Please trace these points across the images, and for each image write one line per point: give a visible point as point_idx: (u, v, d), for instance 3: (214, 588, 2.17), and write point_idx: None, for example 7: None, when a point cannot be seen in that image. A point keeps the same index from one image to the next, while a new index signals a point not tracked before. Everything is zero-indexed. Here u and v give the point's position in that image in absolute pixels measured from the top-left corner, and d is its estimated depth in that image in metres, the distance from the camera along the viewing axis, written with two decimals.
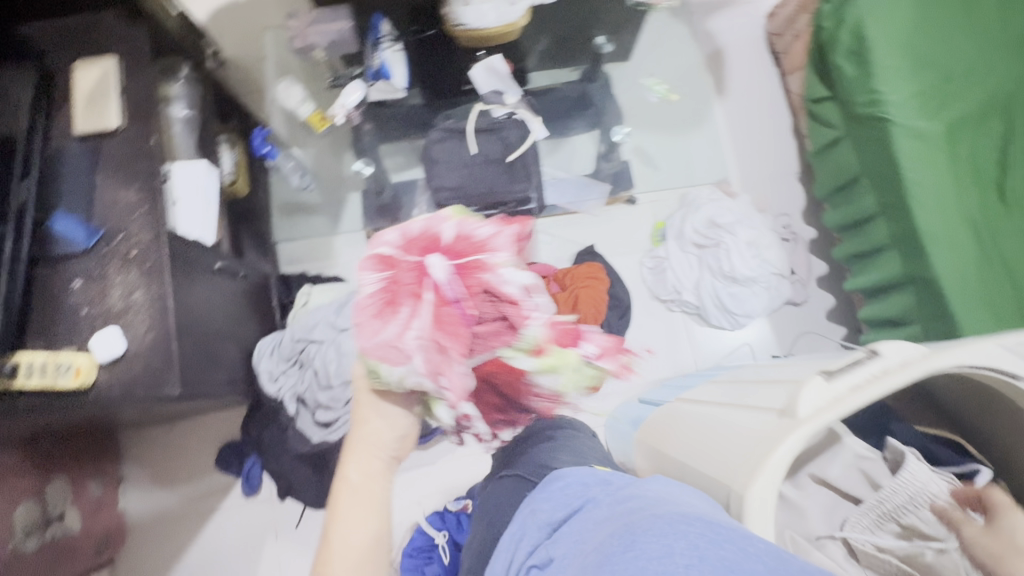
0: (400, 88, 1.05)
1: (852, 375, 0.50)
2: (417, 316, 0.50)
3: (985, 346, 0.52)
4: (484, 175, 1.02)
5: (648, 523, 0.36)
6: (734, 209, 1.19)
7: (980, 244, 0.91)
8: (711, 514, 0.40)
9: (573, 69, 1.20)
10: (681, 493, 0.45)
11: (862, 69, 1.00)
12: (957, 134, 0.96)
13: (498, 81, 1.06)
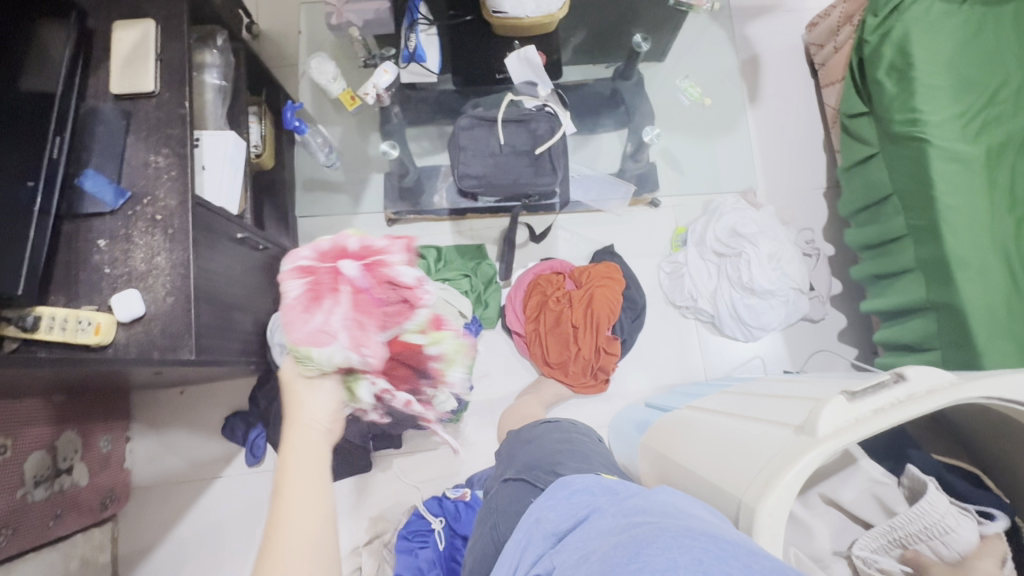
0: (434, 72, 1.06)
1: (875, 397, 0.49)
2: (338, 304, 0.56)
3: (1014, 379, 0.51)
4: (510, 165, 1.01)
5: (654, 536, 0.36)
6: (758, 220, 1.17)
7: (1010, 275, 0.89)
8: (716, 529, 0.39)
9: (608, 66, 1.18)
10: (688, 507, 0.44)
11: (902, 87, 0.98)
12: (997, 159, 0.94)
13: (531, 72, 1.05)
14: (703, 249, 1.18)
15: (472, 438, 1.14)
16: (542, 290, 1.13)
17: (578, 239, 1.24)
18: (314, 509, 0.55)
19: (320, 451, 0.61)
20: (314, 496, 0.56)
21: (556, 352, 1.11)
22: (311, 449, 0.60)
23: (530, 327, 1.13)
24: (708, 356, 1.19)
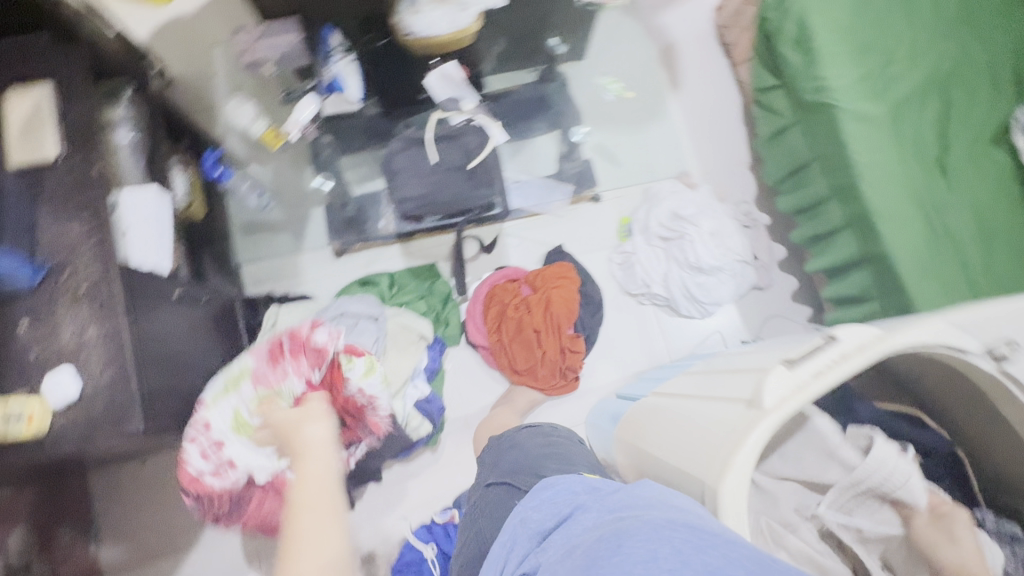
0: (355, 101, 1.03)
1: (812, 362, 0.52)
2: (276, 358, 0.87)
3: (937, 324, 0.54)
4: (450, 182, 1.07)
5: (635, 528, 0.37)
6: (696, 200, 1.21)
7: (926, 219, 0.95)
8: (698, 519, 0.40)
9: (530, 71, 1.21)
10: (670, 500, 0.45)
11: (807, 58, 1.03)
12: (900, 115, 1.00)
13: (453, 89, 1.06)
14: (649, 238, 1.20)
15: (452, 459, 1.13)
16: (500, 300, 1.14)
17: (527, 243, 1.23)
18: (336, 499, 0.68)
19: (329, 473, 0.71)
20: (326, 509, 0.66)
21: (523, 360, 1.11)
22: (321, 473, 0.71)
23: (493, 338, 1.13)
24: (670, 337, 1.22)
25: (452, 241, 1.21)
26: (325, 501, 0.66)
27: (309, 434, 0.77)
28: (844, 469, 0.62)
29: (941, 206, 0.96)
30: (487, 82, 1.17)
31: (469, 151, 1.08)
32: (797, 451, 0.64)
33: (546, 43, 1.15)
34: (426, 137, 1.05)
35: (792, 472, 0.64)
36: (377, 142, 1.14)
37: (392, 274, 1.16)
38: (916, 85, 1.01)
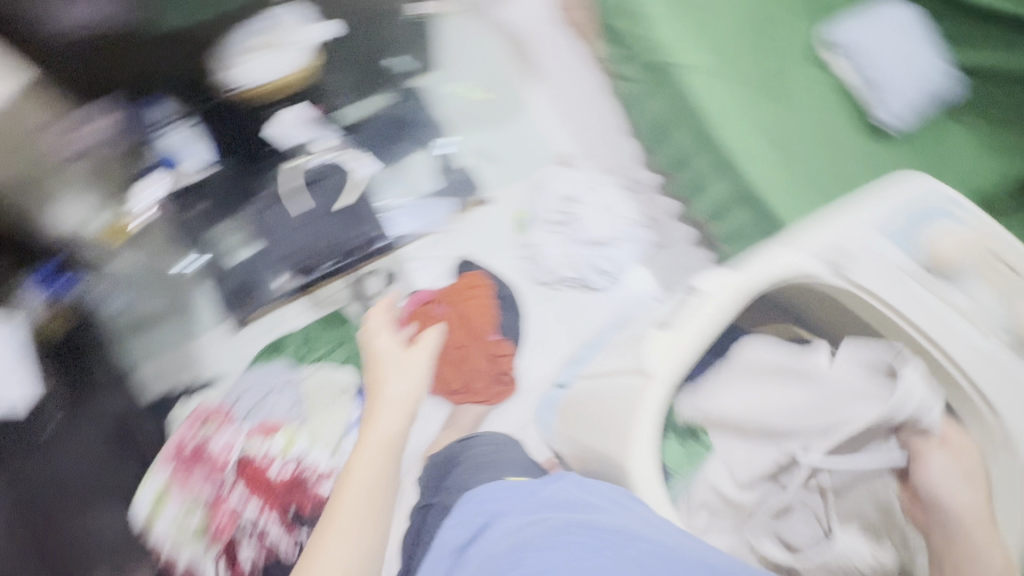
0: (193, 172, 1.08)
1: (686, 318, 0.73)
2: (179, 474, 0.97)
3: (772, 254, 0.77)
4: (325, 226, 1.15)
5: (533, 536, 0.54)
6: (580, 179, 1.25)
7: (777, 150, 1.06)
8: (595, 518, 0.57)
9: (383, 95, 1.23)
10: (607, 505, 0.61)
11: (637, 27, 1.11)
12: (730, 59, 1.09)
13: (305, 129, 1.14)
14: (546, 227, 1.23)
15: None
16: (415, 327, 1.12)
17: (428, 265, 1.20)
18: (380, 494, 0.90)
19: (389, 459, 0.94)
20: (371, 502, 0.88)
21: (453, 376, 1.11)
22: (378, 460, 0.92)
23: None
24: (596, 320, 1.17)
25: (350, 283, 1.15)
26: (373, 493, 0.89)
27: (380, 428, 0.95)
28: (805, 385, 0.77)
29: (789, 132, 1.07)
30: (343, 114, 1.20)
31: (334, 191, 1.17)
32: (752, 369, 0.83)
33: (386, 65, 1.22)
34: (289, 185, 1.14)
35: (755, 392, 0.80)
36: (246, 203, 1.14)
37: (303, 330, 1.11)
38: (735, 27, 1.09)
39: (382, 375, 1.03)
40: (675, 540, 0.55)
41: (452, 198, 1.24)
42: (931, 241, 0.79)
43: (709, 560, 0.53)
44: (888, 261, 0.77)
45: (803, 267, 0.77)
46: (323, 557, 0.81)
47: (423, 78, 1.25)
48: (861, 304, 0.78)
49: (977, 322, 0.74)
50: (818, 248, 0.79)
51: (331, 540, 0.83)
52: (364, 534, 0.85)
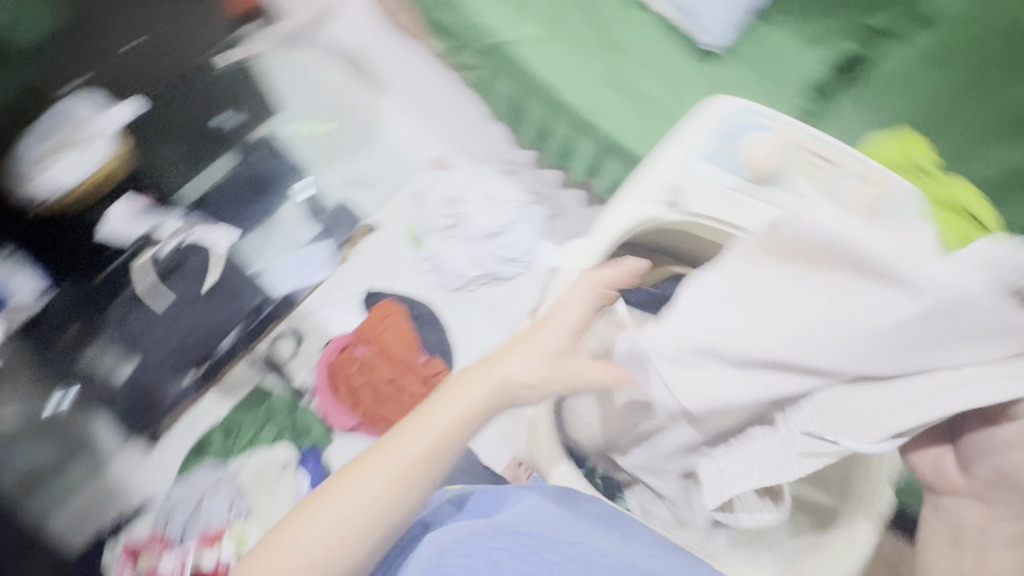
0: (35, 303, 0.96)
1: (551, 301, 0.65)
2: None
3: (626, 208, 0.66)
4: (197, 313, 1.06)
5: (462, 542, 0.51)
6: (457, 177, 1.25)
7: (621, 94, 1.06)
8: (522, 518, 0.53)
9: (226, 158, 1.14)
10: (541, 504, 0.56)
11: (457, 14, 1.07)
12: (555, 21, 1.08)
13: (143, 221, 1.04)
14: (440, 235, 1.21)
15: None
16: (341, 373, 1.09)
17: (336, 308, 1.17)
18: (433, 458, 0.55)
19: (457, 430, 0.56)
20: (414, 465, 0.54)
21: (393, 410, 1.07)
22: (456, 421, 0.56)
23: (359, 412, 1.07)
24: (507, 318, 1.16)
25: (262, 353, 1.11)
26: (420, 456, 0.55)
27: (501, 374, 0.57)
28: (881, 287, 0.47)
29: (626, 74, 1.07)
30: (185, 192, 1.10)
31: (195, 275, 1.07)
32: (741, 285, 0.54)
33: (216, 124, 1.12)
34: (141, 285, 1.04)
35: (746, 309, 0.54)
36: (105, 316, 1.02)
37: (222, 420, 1.06)
38: None
39: (519, 347, 0.59)
40: (611, 539, 0.52)
41: (326, 238, 1.20)
42: (742, 150, 0.66)
43: (636, 559, 0.49)
44: (708, 184, 0.66)
45: (649, 212, 0.66)
46: (340, 502, 0.53)
47: (263, 126, 1.20)
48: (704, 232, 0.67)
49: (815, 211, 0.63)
50: (643, 193, 0.67)
51: (359, 478, 0.54)
52: (392, 493, 0.53)
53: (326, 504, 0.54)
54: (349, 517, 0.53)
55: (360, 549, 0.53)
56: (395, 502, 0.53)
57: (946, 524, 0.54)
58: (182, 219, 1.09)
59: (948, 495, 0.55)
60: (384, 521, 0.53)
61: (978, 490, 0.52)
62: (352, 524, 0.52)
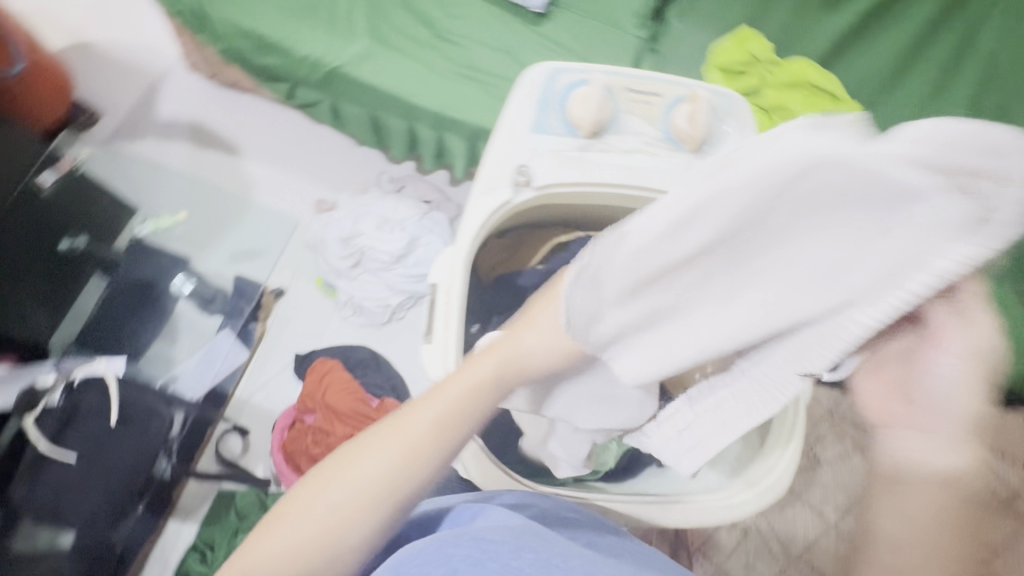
0: None
1: (438, 322, 0.54)
2: None
3: (481, 204, 0.57)
4: (120, 450, 0.94)
5: (425, 549, 0.37)
6: (346, 213, 1.17)
7: (472, 80, 1.02)
8: (499, 534, 0.37)
9: (92, 285, 1.06)
10: (503, 520, 0.43)
11: (281, 53, 1.02)
12: (379, 28, 1.02)
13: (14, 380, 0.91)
14: (349, 276, 1.15)
15: None
16: (298, 449, 1.02)
17: (272, 385, 1.12)
18: (455, 437, 0.41)
19: (479, 399, 0.42)
20: (432, 445, 0.40)
21: None
22: (479, 392, 0.42)
23: None
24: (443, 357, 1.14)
25: (213, 458, 1.05)
26: (440, 432, 0.40)
27: (519, 341, 0.44)
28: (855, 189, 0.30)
29: (469, 56, 1.03)
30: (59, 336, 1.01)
31: (100, 412, 0.94)
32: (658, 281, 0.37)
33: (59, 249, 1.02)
34: (39, 448, 0.88)
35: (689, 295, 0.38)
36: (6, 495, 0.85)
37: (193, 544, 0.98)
38: None
39: (548, 301, 0.45)
40: (580, 551, 0.38)
41: (224, 328, 1.13)
42: (566, 106, 0.59)
43: (601, 566, 0.35)
44: (547, 152, 0.58)
45: (500, 199, 0.57)
46: (341, 482, 0.39)
47: (123, 234, 1.13)
48: (563, 199, 0.60)
49: (659, 144, 0.59)
50: (486, 182, 0.58)
51: (363, 454, 0.39)
52: (410, 477, 0.39)
53: (326, 484, 0.39)
54: (354, 499, 0.38)
55: (375, 540, 0.39)
56: (410, 485, 0.39)
57: (885, 463, 0.36)
58: (60, 364, 0.97)
59: (884, 427, 0.37)
60: (396, 507, 0.39)
61: (936, 419, 0.34)
62: (355, 511, 0.38)
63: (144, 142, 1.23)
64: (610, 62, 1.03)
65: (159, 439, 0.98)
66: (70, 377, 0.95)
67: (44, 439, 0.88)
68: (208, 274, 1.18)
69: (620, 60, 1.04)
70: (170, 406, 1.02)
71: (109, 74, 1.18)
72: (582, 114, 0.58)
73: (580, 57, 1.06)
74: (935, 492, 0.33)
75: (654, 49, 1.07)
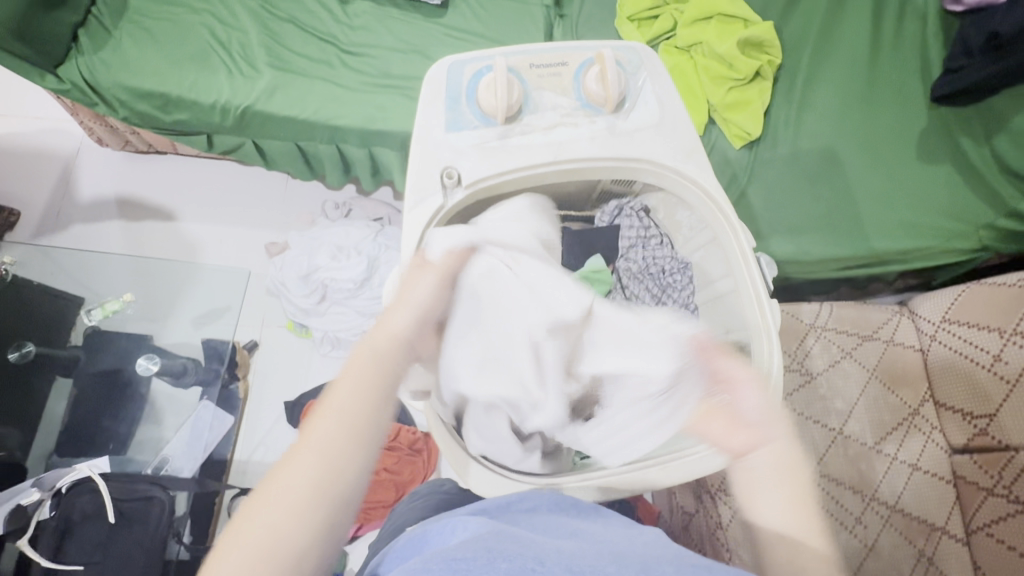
0: None
1: None
2: None
3: (415, 214, 0.55)
4: (127, 548, 0.89)
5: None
6: (298, 249, 1.14)
7: (388, 86, 0.99)
8: (469, 541, 0.35)
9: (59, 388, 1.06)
10: (467, 529, 0.39)
11: (186, 106, 0.98)
12: (282, 58, 0.99)
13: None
14: (318, 312, 1.13)
15: None
16: None
17: (269, 440, 1.10)
18: (365, 421, 0.41)
19: (377, 379, 0.43)
20: (348, 431, 0.40)
21: (384, 491, 1.00)
22: (375, 371, 0.43)
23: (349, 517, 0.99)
24: None
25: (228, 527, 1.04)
26: (350, 418, 0.41)
27: (392, 323, 0.46)
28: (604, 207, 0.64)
29: (380, 65, 1.00)
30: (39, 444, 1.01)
31: (97, 514, 0.90)
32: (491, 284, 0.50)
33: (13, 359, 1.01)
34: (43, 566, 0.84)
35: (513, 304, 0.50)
36: None
37: None
38: (260, 30, 1.00)
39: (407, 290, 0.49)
40: (555, 549, 0.35)
41: (205, 398, 1.09)
42: (475, 97, 0.58)
43: (579, 561, 0.33)
44: (469, 149, 0.57)
45: (434, 205, 0.55)
46: (272, 499, 0.37)
47: (76, 329, 1.09)
48: (498, 191, 0.59)
49: (578, 114, 0.59)
50: (414, 194, 0.56)
51: (285, 469, 0.38)
52: (336, 467, 0.39)
53: (255, 508, 0.37)
54: (290, 509, 0.37)
55: (329, 541, 0.38)
56: (342, 473, 0.39)
57: (748, 481, 0.47)
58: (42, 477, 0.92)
59: (747, 452, 0.46)
60: (333, 498, 0.38)
61: (760, 434, 0.46)
62: (295, 520, 0.36)
63: (77, 229, 1.19)
64: (521, 38, 1.03)
65: (165, 523, 0.91)
66: (55, 488, 0.90)
67: (45, 558, 0.85)
68: (173, 346, 1.13)
69: (531, 33, 1.04)
70: (167, 489, 0.95)
71: (28, 172, 1.21)
72: (492, 101, 0.57)
73: (491, 39, 1.04)
74: (784, 469, 0.46)
75: (561, 15, 1.07)
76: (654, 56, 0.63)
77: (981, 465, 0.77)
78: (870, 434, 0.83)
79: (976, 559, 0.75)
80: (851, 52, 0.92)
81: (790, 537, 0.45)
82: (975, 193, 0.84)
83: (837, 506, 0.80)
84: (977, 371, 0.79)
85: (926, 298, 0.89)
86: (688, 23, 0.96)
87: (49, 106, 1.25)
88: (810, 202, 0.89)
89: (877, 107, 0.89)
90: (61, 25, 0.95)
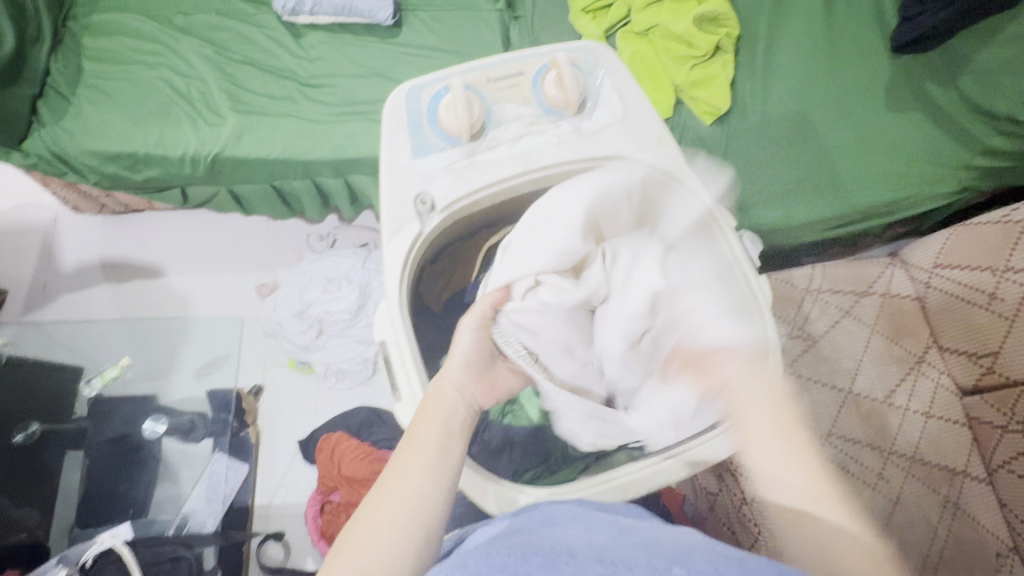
0: None
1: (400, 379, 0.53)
2: None
3: (393, 245, 0.55)
4: None
5: (487, 550, 0.36)
6: (288, 285, 1.14)
7: (354, 113, 0.98)
8: (554, 549, 0.35)
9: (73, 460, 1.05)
10: (549, 534, 0.40)
11: (156, 162, 0.97)
12: (243, 101, 0.99)
13: None
14: (318, 346, 1.12)
15: None
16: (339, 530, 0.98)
17: (288, 481, 1.10)
18: (447, 467, 0.46)
19: (447, 439, 0.47)
20: (426, 476, 0.44)
21: None
22: (447, 423, 0.48)
23: None
24: None
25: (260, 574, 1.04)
26: (430, 467, 0.45)
27: (449, 377, 0.51)
28: None
29: (341, 93, 1.00)
30: (60, 521, 1.01)
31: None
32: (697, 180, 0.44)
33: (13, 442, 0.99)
34: None
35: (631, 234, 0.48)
36: None
37: None
38: (218, 77, 1.00)
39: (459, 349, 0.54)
40: (584, 541, 0.38)
41: (217, 450, 1.09)
42: (437, 119, 0.58)
43: (610, 553, 0.35)
44: (438, 172, 0.57)
45: (411, 234, 0.55)
46: (361, 554, 0.40)
47: (79, 401, 1.08)
48: (476, 208, 0.59)
49: (542, 120, 0.59)
50: (391, 225, 0.56)
51: (365, 531, 0.42)
52: (420, 521, 0.42)
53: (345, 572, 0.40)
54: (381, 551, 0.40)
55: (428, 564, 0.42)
56: (431, 507, 0.43)
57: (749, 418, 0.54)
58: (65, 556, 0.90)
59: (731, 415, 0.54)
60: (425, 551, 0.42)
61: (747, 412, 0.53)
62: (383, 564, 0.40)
63: (65, 299, 1.18)
64: (477, 46, 1.03)
65: None
66: (81, 562, 0.89)
67: None
68: (178, 403, 1.12)
69: (487, 39, 1.04)
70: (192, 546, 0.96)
71: (11, 250, 1.21)
72: (454, 121, 0.57)
73: (446, 48, 1.03)
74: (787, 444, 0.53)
75: (516, 16, 1.07)
76: (609, 52, 0.63)
77: (992, 404, 0.78)
78: (880, 388, 0.82)
79: (1001, 497, 0.76)
80: (806, 14, 0.91)
81: (788, 490, 0.52)
82: (951, 136, 0.83)
83: (858, 467, 0.78)
84: (976, 311, 0.79)
85: (915, 246, 0.89)
86: (642, 7, 0.96)
87: (18, 182, 1.24)
88: (789, 167, 0.89)
89: (840, 62, 0.88)
90: (19, 101, 0.94)
